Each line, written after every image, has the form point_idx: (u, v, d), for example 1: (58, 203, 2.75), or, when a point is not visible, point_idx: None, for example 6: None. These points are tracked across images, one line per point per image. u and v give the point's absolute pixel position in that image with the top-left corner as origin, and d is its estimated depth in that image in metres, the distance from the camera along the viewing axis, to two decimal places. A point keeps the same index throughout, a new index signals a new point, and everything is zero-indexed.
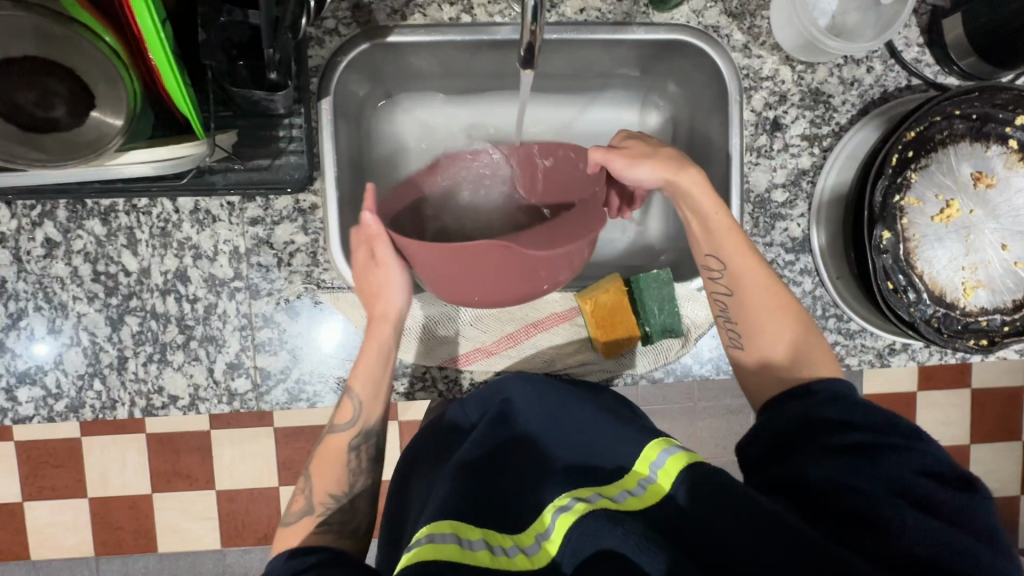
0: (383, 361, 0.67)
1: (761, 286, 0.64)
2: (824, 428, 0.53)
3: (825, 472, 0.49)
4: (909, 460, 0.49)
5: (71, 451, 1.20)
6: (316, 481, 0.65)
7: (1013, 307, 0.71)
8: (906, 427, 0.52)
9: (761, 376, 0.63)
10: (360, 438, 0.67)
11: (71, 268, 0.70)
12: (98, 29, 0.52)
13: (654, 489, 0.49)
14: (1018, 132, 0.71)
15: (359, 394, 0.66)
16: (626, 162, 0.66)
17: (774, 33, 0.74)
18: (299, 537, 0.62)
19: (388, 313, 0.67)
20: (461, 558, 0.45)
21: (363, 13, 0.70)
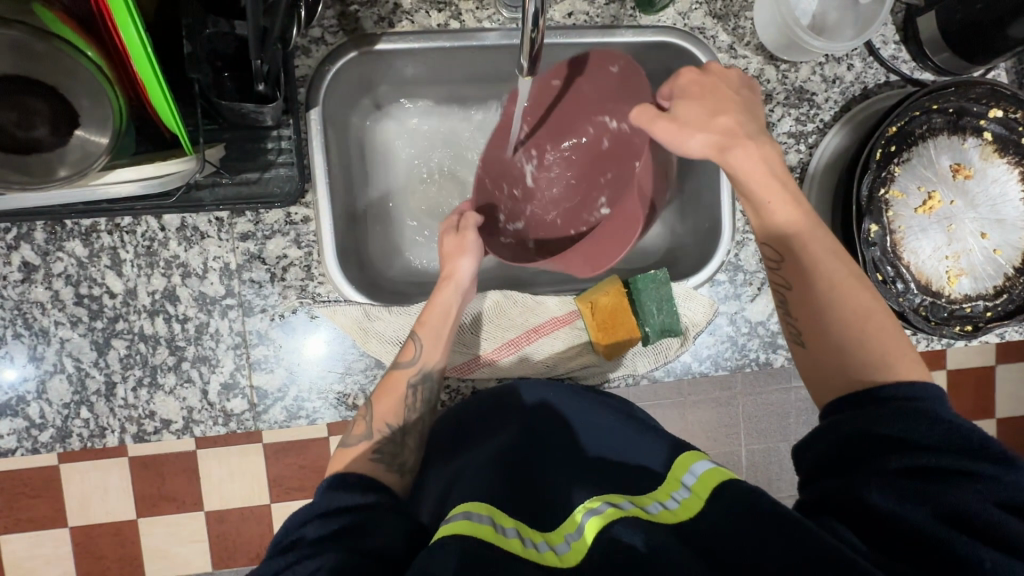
0: (446, 316, 0.69)
1: (822, 286, 0.59)
2: (889, 447, 0.48)
3: (889, 499, 0.46)
4: (988, 488, 0.45)
5: (49, 480, 1.16)
6: (376, 408, 0.64)
7: (995, 293, 0.74)
8: (994, 449, 0.47)
9: (835, 369, 0.57)
10: (418, 377, 0.66)
11: (52, 291, 0.67)
12: (79, 42, 0.50)
13: (688, 505, 0.49)
14: (992, 125, 0.74)
15: (423, 340, 0.67)
16: (672, 126, 0.65)
17: (757, 33, 0.76)
18: (352, 459, 0.61)
19: (455, 275, 0.70)
20: (494, 539, 0.45)
21: (349, 21, 0.68)
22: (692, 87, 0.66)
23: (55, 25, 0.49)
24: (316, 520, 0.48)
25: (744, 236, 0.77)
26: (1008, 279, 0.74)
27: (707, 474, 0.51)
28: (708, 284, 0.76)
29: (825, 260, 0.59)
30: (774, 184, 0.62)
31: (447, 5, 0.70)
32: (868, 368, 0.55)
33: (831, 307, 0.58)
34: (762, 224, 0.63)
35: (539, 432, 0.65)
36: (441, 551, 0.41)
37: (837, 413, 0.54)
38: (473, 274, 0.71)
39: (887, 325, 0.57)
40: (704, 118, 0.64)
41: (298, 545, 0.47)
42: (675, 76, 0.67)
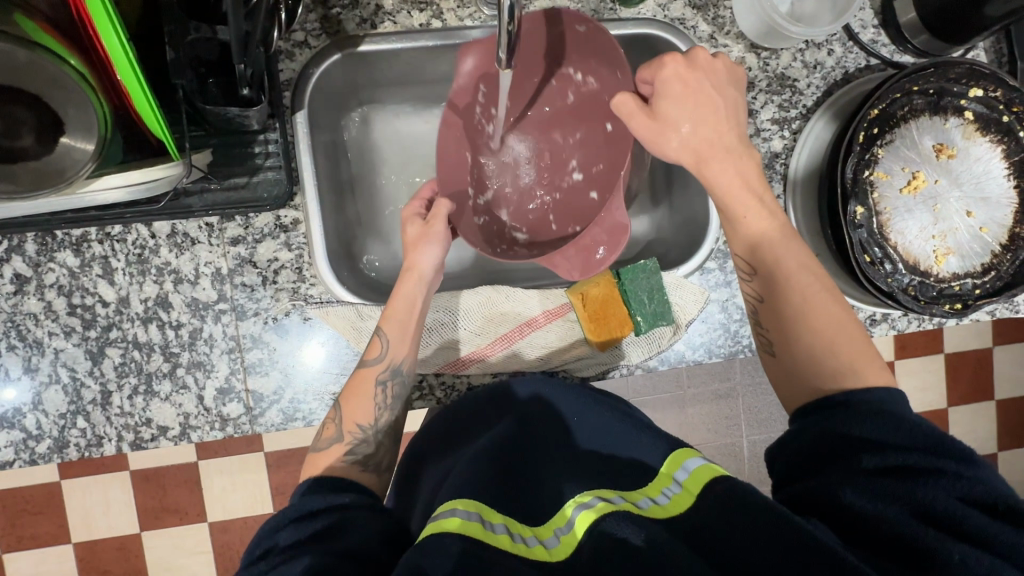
0: (411, 309, 0.68)
1: (796, 298, 0.59)
2: (859, 446, 0.49)
3: (861, 496, 0.47)
4: (953, 485, 0.46)
5: (51, 496, 1.15)
6: (346, 409, 0.63)
7: (982, 271, 0.75)
8: (956, 446, 0.48)
9: (795, 383, 0.58)
10: (387, 373, 0.65)
11: (45, 302, 0.67)
12: (63, 53, 0.50)
13: (678, 501, 0.49)
14: (973, 104, 0.74)
15: (389, 335, 0.66)
16: (653, 128, 0.64)
17: (737, 22, 0.76)
18: (327, 463, 0.60)
19: (419, 266, 0.69)
20: (482, 537, 0.45)
21: (332, 24, 0.69)
22: (675, 86, 0.63)
23: (37, 34, 0.50)
24: (289, 527, 0.48)
25: None
26: (995, 256, 0.75)
27: (700, 470, 0.51)
28: (698, 272, 0.77)
29: (797, 274, 0.60)
30: (746, 197, 0.63)
31: (429, 5, 0.71)
32: (832, 377, 0.56)
33: (802, 320, 0.59)
34: (733, 237, 0.64)
35: (538, 430, 0.64)
36: (432, 550, 0.42)
37: (803, 419, 0.55)
38: (437, 262, 0.70)
39: (854, 335, 0.57)
40: (687, 122, 0.64)
41: (270, 554, 0.47)
42: (654, 64, 0.63)
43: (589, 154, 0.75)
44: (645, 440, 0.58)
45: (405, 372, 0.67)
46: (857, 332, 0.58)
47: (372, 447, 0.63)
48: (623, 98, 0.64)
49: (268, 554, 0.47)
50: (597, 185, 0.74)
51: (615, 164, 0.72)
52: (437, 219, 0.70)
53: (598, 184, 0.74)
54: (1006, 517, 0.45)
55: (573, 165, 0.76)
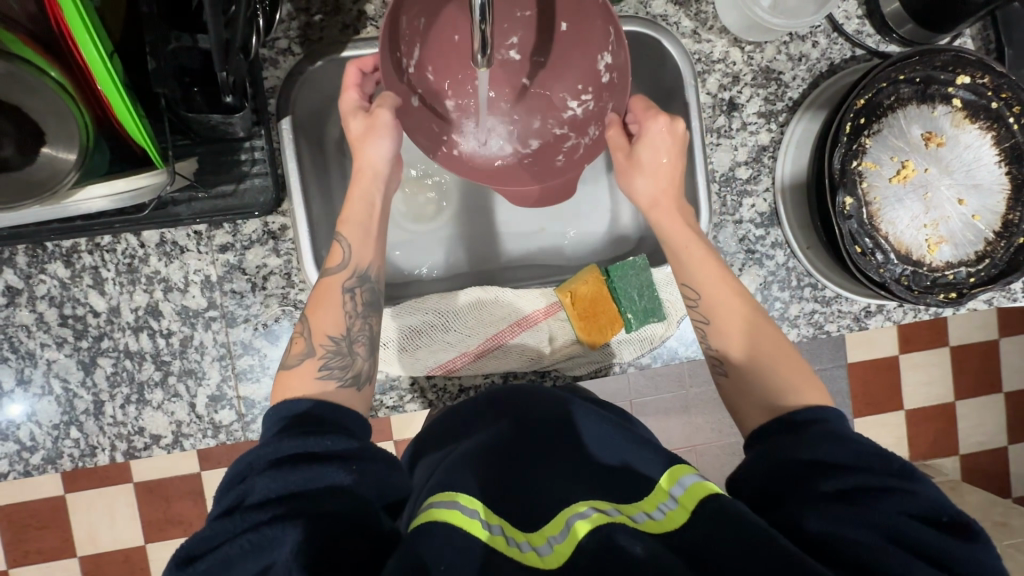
0: (371, 208, 0.66)
1: (735, 317, 0.62)
2: (813, 472, 0.47)
3: (823, 523, 0.44)
4: (901, 501, 0.44)
5: (54, 510, 1.16)
6: (314, 321, 0.60)
7: (976, 259, 0.74)
8: (897, 462, 0.47)
9: (748, 398, 0.58)
10: (355, 280, 0.63)
11: (36, 314, 0.68)
12: (41, 64, 0.50)
13: (672, 517, 0.46)
14: (961, 91, 0.74)
15: (351, 240, 0.63)
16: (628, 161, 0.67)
17: (720, 16, 0.76)
18: (302, 381, 0.57)
19: (371, 164, 0.65)
20: (477, 532, 0.45)
21: (315, 31, 0.70)
22: (662, 137, 0.65)
23: (16, 46, 0.50)
24: (267, 474, 0.46)
25: (721, 219, 0.78)
26: (988, 244, 0.74)
27: (695, 487, 0.48)
28: None
29: (734, 300, 0.63)
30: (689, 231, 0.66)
31: None
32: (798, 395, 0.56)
33: (746, 337, 0.61)
34: (679, 268, 0.65)
35: (535, 429, 0.61)
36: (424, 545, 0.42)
37: (760, 446, 0.52)
38: (390, 155, 0.66)
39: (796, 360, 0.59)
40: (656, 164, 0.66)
41: (241, 505, 0.45)
42: (650, 114, 0.66)
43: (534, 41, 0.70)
44: (644, 453, 0.55)
45: (373, 277, 0.64)
46: (792, 353, 0.60)
47: (349, 358, 0.60)
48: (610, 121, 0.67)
49: (241, 504, 0.45)
50: (534, 78, 0.72)
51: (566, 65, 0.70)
52: (381, 109, 0.64)
53: (533, 74, 0.72)
54: (951, 529, 0.43)
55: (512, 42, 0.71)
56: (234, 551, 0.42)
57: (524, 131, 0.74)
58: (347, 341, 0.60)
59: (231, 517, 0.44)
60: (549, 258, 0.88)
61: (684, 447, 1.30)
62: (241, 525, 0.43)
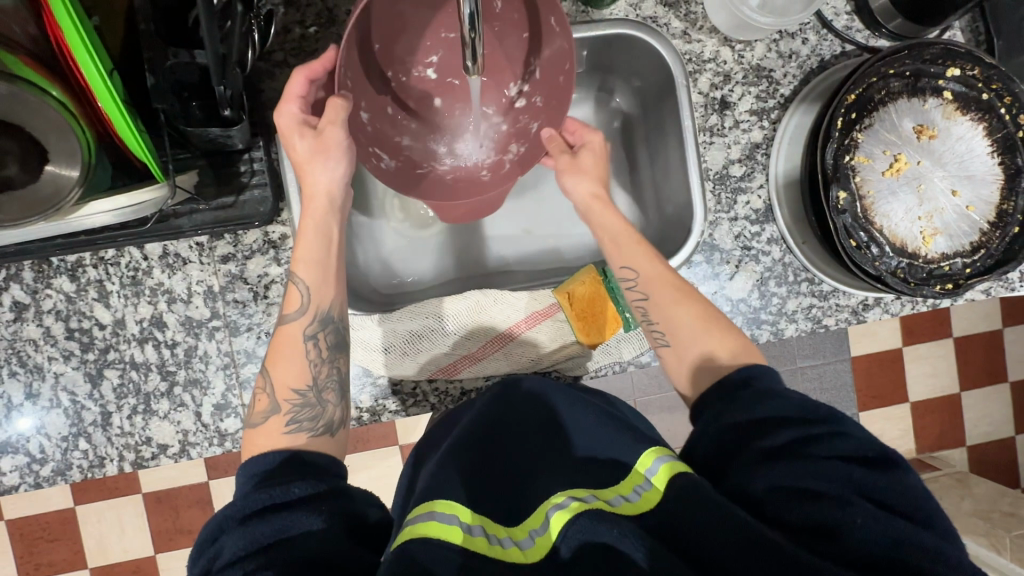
0: (327, 240, 0.62)
1: (666, 292, 0.62)
2: (751, 433, 0.49)
3: (766, 481, 0.46)
4: (838, 444, 0.47)
5: (65, 522, 1.17)
6: (274, 374, 0.58)
7: (972, 249, 0.74)
8: (824, 411, 0.49)
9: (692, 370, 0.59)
10: (316, 325, 0.60)
11: (43, 328, 0.69)
12: (44, 84, 0.52)
13: (647, 498, 0.47)
14: (951, 84, 0.74)
15: (306, 278, 0.60)
16: (568, 165, 0.69)
17: (710, 16, 0.77)
18: (272, 436, 0.55)
19: (319, 191, 0.61)
20: (459, 540, 0.45)
21: (310, 42, 0.71)
22: (598, 147, 0.70)
23: (18, 68, 0.51)
24: (235, 534, 0.44)
25: (716, 216, 0.79)
26: (984, 234, 0.74)
27: (665, 467, 0.49)
28: (685, 267, 0.78)
29: (652, 267, 0.64)
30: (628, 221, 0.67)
31: None
32: None
33: (678, 306, 0.61)
34: (614, 249, 0.66)
35: (516, 428, 0.62)
36: (417, 551, 0.42)
37: (703, 416, 0.54)
38: (343, 178, 0.63)
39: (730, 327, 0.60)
40: (594, 167, 0.70)
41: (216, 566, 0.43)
42: (589, 128, 0.71)
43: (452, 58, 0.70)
44: (622, 441, 0.55)
45: (336, 317, 0.62)
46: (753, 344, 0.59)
47: (319, 408, 0.58)
48: (546, 134, 0.69)
49: (214, 565, 0.44)
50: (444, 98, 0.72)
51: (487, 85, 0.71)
52: (330, 127, 0.59)
53: (445, 95, 0.72)
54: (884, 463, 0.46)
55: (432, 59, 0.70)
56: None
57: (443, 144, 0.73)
58: (315, 391, 0.59)
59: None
60: (548, 260, 0.88)
61: None
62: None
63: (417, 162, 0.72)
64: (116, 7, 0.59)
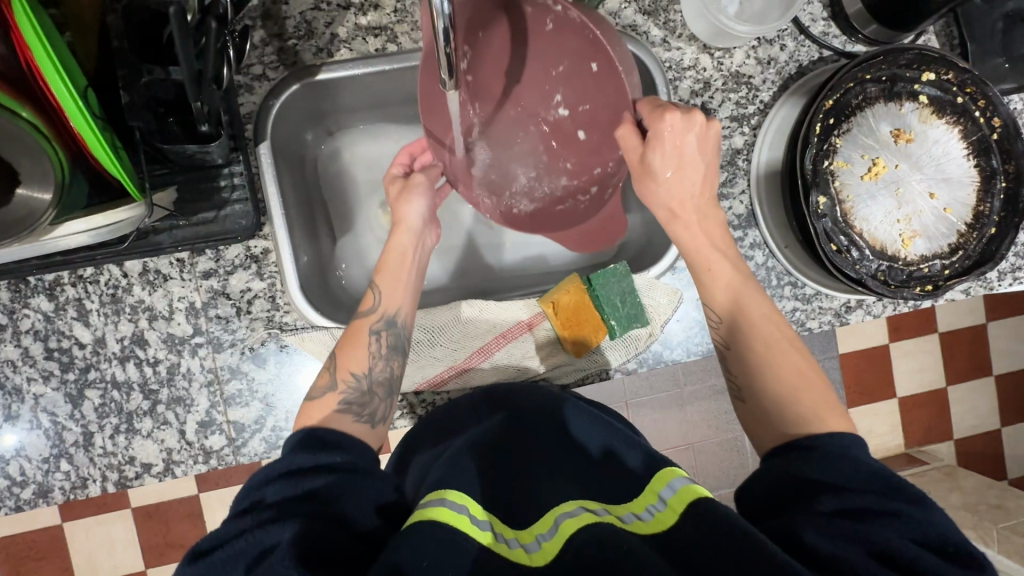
0: (404, 258, 0.69)
1: (758, 345, 0.62)
2: (825, 488, 0.48)
3: (824, 539, 0.44)
4: (907, 526, 0.45)
5: (53, 541, 1.15)
6: (341, 357, 0.63)
7: (950, 251, 0.75)
8: (910, 488, 0.47)
9: (765, 423, 0.59)
10: (382, 324, 0.66)
11: (22, 349, 0.68)
12: (13, 105, 0.50)
13: (660, 519, 0.46)
14: (926, 87, 0.75)
15: (383, 289, 0.67)
16: (641, 169, 0.64)
17: (688, 24, 0.77)
18: (321, 413, 0.60)
19: (406, 218, 0.70)
20: (469, 530, 0.46)
21: (288, 55, 0.70)
22: (672, 141, 0.62)
23: None
24: (277, 482, 0.49)
25: None
26: (961, 236, 0.76)
27: (684, 491, 0.48)
28: (670, 272, 0.78)
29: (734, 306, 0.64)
30: (712, 253, 0.66)
31: (382, 30, 0.72)
32: (796, 423, 0.57)
33: (766, 361, 0.61)
34: (702, 289, 0.66)
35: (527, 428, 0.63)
36: (423, 537, 0.44)
37: (776, 460, 0.54)
38: (424, 214, 0.71)
39: (816, 384, 0.59)
40: (672, 164, 0.63)
41: (257, 506, 0.48)
42: (658, 112, 0.61)
43: (575, 90, 0.66)
44: (627, 446, 0.58)
45: (400, 323, 0.67)
46: (825, 391, 0.58)
47: (368, 396, 0.63)
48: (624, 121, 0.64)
49: (257, 505, 0.48)
50: (588, 128, 0.68)
51: (607, 109, 0.65)
52: (417, 174, 0.72)
53: (586, 124, 0.68)
54: (954, 559, 0.44)
55: (558, 98, 0.68)
56: (241, 546, 0.44)
57: (582, 171, 0.71)
58: (369, 380, 0.63)
59: (242, 518, 0.47)
60: (535, 267, 0.89)
61: (683, 445, 1.31)
62: (247, 526, 0.46)
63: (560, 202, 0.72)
64: (88, 24, 0.59)
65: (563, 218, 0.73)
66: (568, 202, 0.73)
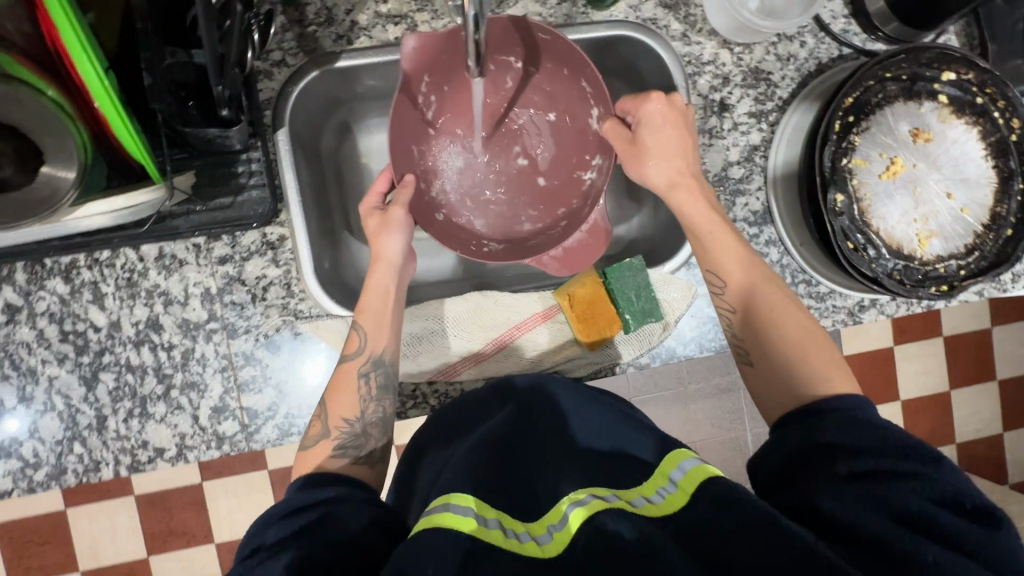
0: (385, 296, 0.67)
1: (764, 306, 0.62)
2: (840, 452, 0.49)
3: (838, 503, 0.47)
4: (925, 487, 0.46)
5: (57, 525, 1.15)
6: (331, 405, 0.63)
7: (966, 251, 0.75)
8: (924, 450, 0.48)
9: (772, 387, 0.59)
10: (368, 365, 0.64)
11: (37, 331, 0.68)
12: (39, 84, 0.51)
13: (672, 501, 0.47)
14: (946, 87, 0.75)
15: (366, 328, 0.65)
16: (632, 152, 0.68)
17: (709, 19, 0.77)
18: (318, 461, 0.59)
19: (385, 254, 0.67)
20: (477, 533, 0.45)
21: (308, 42, 0.70)
22: (661, 118, 0.66)
23: (12, 67, 0.51)
24: (277, 525, 0.49)
25: None
26: (978, 236, 0.75)
27: (694, 471, 0.49)
28: (684, 268, 0.78)
29: (740, 271, 0.64)
30: (728, 240, 0.65)
31: (403, 18, 0.72)
32: (807, 386, 0.57)
33: (774, 321, 0.61)
34: (702, 252, 0.66)
35: (537, 421, 0.63)
36: (427, 547, 0.42)
37: (785, 428, 0.55)
38: (404, 246, 0.68)
39: (821, 341, 0.60)
40: (662, 146, 0.67)
41: (257, 550, 0.48)
42: (641, 99, 0.67)
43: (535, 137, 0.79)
44: (638, 439, 0.59)
45: (387, 360, 0.66)
46: (829, 350, 0.59)
47: (364, 438, 0.62)
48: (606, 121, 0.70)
49: (256, 549, 0.48)
50: (549, 171, 0.80)
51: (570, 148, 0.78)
52: (395, 207, 0.67)
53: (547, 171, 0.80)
54: (971, 516, 0.45)
55: (518, 149, 0.80)
56: None
57: (547, 206, 0.79)
58: (362, 422, 0.63)
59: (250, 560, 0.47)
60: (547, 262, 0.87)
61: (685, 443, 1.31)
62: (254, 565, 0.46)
63: (524, 236, 0.77)
64: (112, 4, 0.58)
65: (538, 245, 0.74)
66: (539, 234, 0.77)
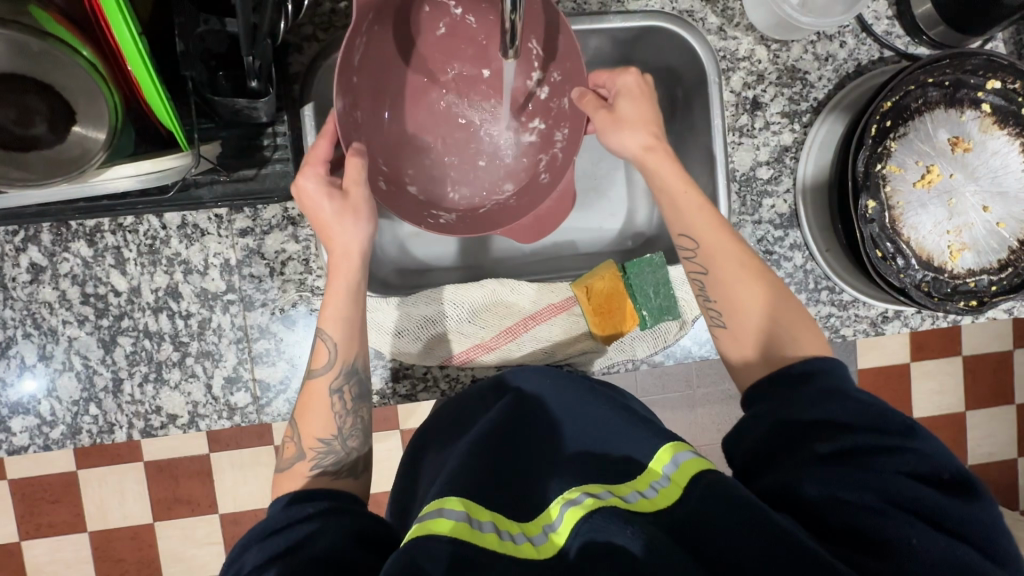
0: (353, 301, 0.63)
1: (734, 266, 0.61)
2: (817, 432, 0.49)
3: (821, 487, 0.46)
4: (901, 460, 0.46)
5: (68, 485, 1.18)
6: (303, 425, 0.62)
7: (999, 267, 0.73)
8: (899, 420, 0.49)
9: (749, 356, 0.59)
10: (341, 380, 0.63)
11: (60, 291, 0.69)
12: (75, 44, 0.51)
13: (665, 493, 0.47)
14: (990, 96, 0.72)
15: (333, 335, 0.63)
16: (612, 122, 0.65)
17: (747, 13, 0.75)
18: (294, 483, 0.58)
19: (349, 251, 0.63)
20: (469, 537, 0.43)
21: (340, 18, 0.70)
22: (634, 91, 0.66)
23: (51, 26, 0.51)
24: (256, 549, 0.48)
25: (740, 218, 0.77)
26: (1012, 252, 0.73)
27: (689, 464, 0.48)
28: None
29: (717, 236, 0.62)
30: (726, 234, 0.62)
31: None
32: (769, 344, 0.58)
33: (737, 280, 0.61)
34: (675, 215, 0.64)
35: (534, 419, 0.61)
36: (425, 554, 0.40)
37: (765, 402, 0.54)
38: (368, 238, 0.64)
39: (790, 304, 0.60)
40: (640, 116, 0.65)
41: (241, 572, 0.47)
42: (618, 71, 0.67)
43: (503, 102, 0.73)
44: (638, 433, 0.54)
45: (361, 369, 0.65)
46: (793, 308, 0.60)
47: (342, 452, 0.61)
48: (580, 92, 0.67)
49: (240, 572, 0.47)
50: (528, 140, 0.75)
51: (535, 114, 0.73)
52: (355, 187, 0.63)
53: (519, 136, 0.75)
54: (951, 486, 0.46)
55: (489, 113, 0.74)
56: None
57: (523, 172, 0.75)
58: (340, 441, 0.62)
59: None
60: (564, 254, 0.84)
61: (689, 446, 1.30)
62: None
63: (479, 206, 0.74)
64: None
65: (503, 215, 0.72)
66: (491, 201, 0.74)
